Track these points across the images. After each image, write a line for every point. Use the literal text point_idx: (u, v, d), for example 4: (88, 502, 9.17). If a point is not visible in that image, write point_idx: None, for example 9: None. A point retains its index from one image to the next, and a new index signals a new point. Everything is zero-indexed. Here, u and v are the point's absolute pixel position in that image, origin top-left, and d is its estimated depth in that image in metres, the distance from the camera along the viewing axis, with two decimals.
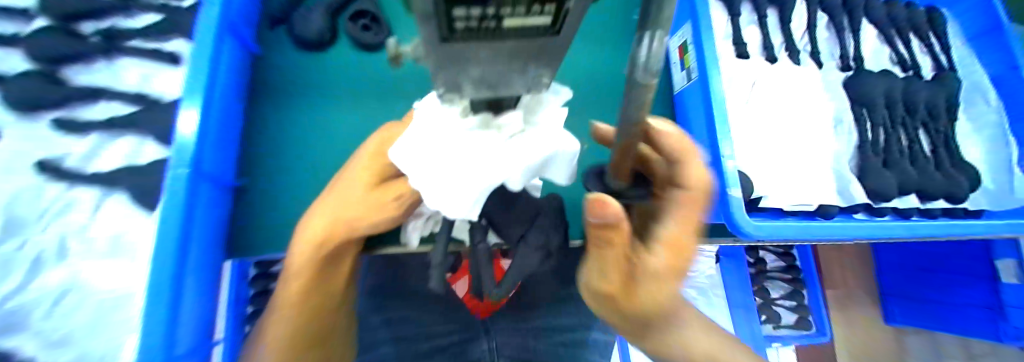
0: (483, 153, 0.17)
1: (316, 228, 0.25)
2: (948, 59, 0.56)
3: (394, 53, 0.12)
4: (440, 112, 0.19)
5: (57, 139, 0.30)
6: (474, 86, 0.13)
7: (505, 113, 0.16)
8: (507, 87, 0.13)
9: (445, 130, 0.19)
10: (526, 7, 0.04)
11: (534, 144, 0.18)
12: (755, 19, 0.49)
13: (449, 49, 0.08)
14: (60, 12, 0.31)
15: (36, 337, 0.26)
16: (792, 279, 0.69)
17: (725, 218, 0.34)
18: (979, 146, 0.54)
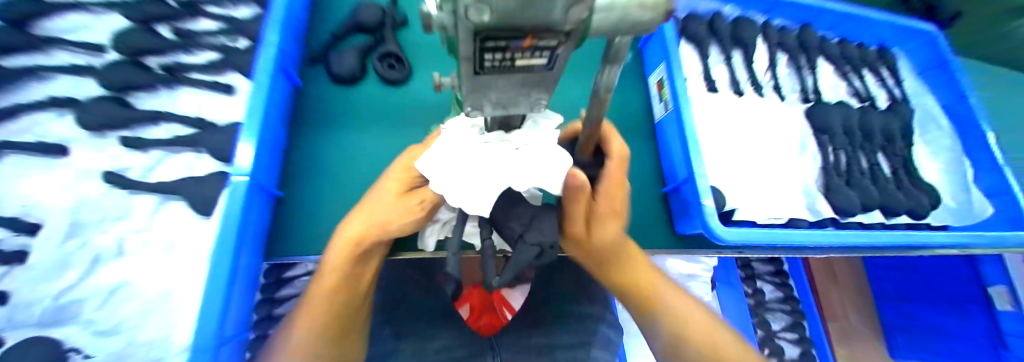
0: (498, 159, 0.22)
1: (354, 229, 0.29)
2: (902, 92, 0.62)
3: (439, 82, 0.18)
4: (462, 129, 0.24)
5: (125, 155, 0.35)
6: (494, 106, 0.18)
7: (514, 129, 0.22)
8: (516, 107, 0.18)
9: (465, 145, 0.23)
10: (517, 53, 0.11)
11: (537, 153, 0.23)
12: (722, 59, 0.57)
13: (480, 76, 0.14)
14: (132, 49, 0.37)
15: (85, 326, 0.30)
16: (791, 311, 0.69)
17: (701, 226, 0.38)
18: (940, 166, 0.59)
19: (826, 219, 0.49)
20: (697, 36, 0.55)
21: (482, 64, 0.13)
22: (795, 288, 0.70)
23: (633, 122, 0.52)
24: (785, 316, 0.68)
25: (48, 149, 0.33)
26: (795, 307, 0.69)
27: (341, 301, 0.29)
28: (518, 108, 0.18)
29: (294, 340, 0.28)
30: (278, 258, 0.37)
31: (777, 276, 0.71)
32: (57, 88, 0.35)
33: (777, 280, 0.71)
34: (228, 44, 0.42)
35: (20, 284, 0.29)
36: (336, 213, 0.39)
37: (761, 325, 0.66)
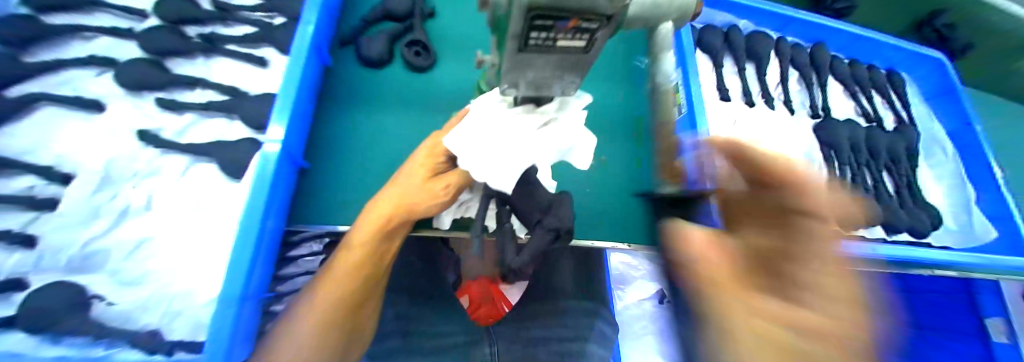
0: (524, 138, 0.23)
1: (387, 205, 0.31)
2: (909, 115, 0.63)
3: (480, 61, 0.23)
4: (494, 106, 0.24)
5: (160, 115, 0.36)
6: (526, 86, 0.20)
7: (543, 105, 0.23)
8: (547, 89, 0.20)
9: (494, 121, 0.24)
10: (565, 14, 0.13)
11: (558, 135, 0.24)
12: (735, 70, 0.58)
13: (523, 52, 0.16)
14: (173, 18, 0.39)
15: (111, 275, 0.30)
16: None
17: None
18: (944, 189, 0.61)
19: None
20: (713, 46, 0.56)
21: (529, 40, 0.15)
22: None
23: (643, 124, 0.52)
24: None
25: (86, 104, 0.34)
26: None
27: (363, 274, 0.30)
28: (554, 89, 0.20)
29: (303, 312, 0.28)
30: (300, 225, 0.38)
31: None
32: (95, 46, 0.37)
33: None
34: (264, 20, 0.42)
35: (52, 230, 0.30)
36: (359, 188, 0.41)
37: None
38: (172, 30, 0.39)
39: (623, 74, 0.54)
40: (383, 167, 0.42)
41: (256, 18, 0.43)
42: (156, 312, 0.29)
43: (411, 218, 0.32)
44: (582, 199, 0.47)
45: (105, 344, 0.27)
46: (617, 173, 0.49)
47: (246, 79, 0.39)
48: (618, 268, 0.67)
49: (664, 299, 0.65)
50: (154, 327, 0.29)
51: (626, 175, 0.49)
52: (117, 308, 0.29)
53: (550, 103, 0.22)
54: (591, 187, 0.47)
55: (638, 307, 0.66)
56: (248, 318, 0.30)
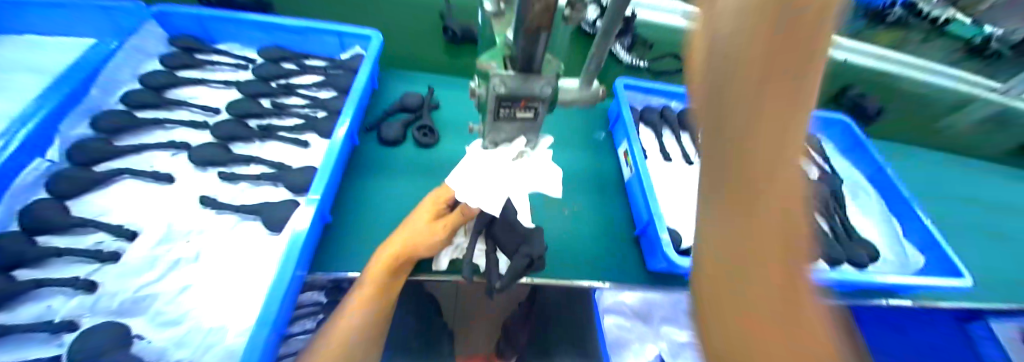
0: (508, 177, 0.33)
1: (394, 246, 0.39)
2: (830, 167, 0.76)
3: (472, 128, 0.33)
4: (482, 163, 0.33)
5: (219, 184, 0.45)
6: (503, 139, 0.32)
7: (516, 140, 0.32)
8: (518, 140, 0.32)
9: (488, 172, 0.33)
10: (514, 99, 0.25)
11: (528, 177, 0.33)
12: (675, 138, 0.69)
13: (498, 123, 0.28)
14: (241, 113, 0.53)
15: (152, 318, 0.34)
16: None
17: (667, 262, 0.46)
18: (877, 226, 0.67)
19: None
20: (654, 122, 0.69)
21: (500, 113, 0.26)
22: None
23: (608, 181, 0.63)
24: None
25: (158, 177, 0.44)
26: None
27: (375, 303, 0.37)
28: (522, 138, 0.32)
29: (322, 343, 0.34)
30: (323, 271, 0.44)
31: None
32: (177, 136, 0.50)
33: None
34: (311, 114, 0.56)
35: (118, 276, 0.36)
36: (371, 241, 0.48)
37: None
38: (237, 122, 0.51)
39: (587, 144, 0.68)
40: (394, 219, 0.50)
41: (305, 113, 0.56)
42: (187, 349, 0.33)
43: (414, 255, 0.39)
44: (558, 243, 0.54)
45: None
46: (588, 219, 0.58)
47: (293, 157, 0.50)
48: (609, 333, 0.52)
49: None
50: (186, 361, 0.32)
51: (594, 223, 0.57)
52: (155, 344, 0.33)
53: (520, 138, 0.32)
54: (571, 232, 0.55)
55: None
56: (273, 351, 0.33)
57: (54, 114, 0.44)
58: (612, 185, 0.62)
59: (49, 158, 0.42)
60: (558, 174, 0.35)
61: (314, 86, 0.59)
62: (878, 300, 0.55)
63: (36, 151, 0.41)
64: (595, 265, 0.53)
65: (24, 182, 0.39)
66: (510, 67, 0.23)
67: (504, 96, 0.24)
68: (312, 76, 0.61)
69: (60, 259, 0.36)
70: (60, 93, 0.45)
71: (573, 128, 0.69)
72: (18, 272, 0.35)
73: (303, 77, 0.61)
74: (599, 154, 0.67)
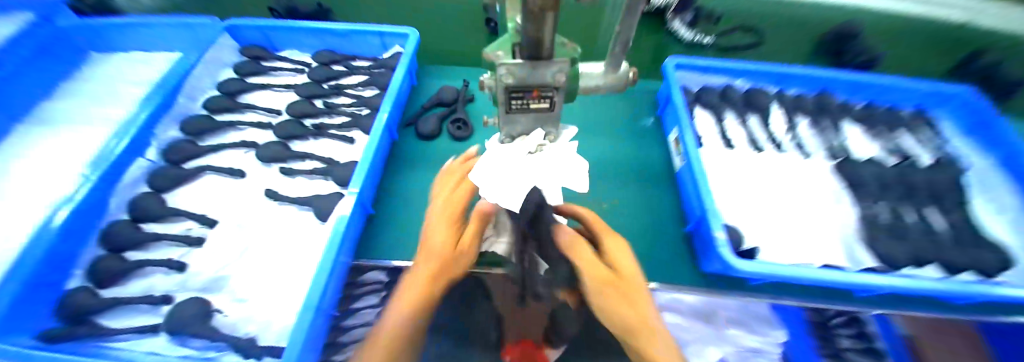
0: (529, 171, 0.31)
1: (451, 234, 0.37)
2: (944, 152, 0.60)
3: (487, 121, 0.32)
4: (504, 155, 0.31)
5: (280, 178, 0.51)
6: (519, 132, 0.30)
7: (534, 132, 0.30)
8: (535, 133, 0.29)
9: (510, 165, 0.31)
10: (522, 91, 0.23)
11: (553, 169, 0.31)
12: (740, 121, 0.60)
13: (510, 116, 0.26)
14: (300, 112, 0.58)
15: (229, 295, 0.41)
16: None
17: (721, 263, 0.38)
18: (1006, 224, 0.50)
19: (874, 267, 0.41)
20: (712, 103, 0.60)
21: (511, 105, 0.25)
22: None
23: (653, 170, 0.56)
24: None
25: (233, 172, 0.52)
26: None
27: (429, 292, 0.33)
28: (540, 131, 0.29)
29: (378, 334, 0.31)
30: (367, 258, 0.46)
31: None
32: (245, 135, 0.58)
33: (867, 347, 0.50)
34: (357, 113, 0.59)
35: (209, 258, 0.44)
36: (411, 232, 0.49)
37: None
38: (296, 121, 0.57)
39: (630, 131, 0.61)
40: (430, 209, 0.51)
41: (351, 111, 0.60)
42: (253, 323, 0.38)
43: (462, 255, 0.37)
44: None
45: (217, 347, 0.37)
46: (632, 213, 0.51)
47: (340, 153, 0.54)
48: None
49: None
50: (252, 333, 0.38)
51: (642, 217, 0.50)
52: (227, 319, 0.39)
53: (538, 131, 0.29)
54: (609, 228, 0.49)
55: None
56: (320, 329, 0.37)
57: (153, 119, 0.52)
58: (659, 175, 0.55)
59: (148, 159, 0.50)
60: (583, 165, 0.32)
61: (360, 85, 0.63)
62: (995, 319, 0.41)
63: (139, 153, 0.49)
64: (642, 261, 0.46)
65: (133, 178, 0.48)
66: (517, 56, 0.21)
67: (512, 88, 0.23)
68: (358, 76, 0.65)
69: (158, 242, 0.45)
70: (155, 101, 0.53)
71: (615, 113, 0.63)
72: (129, 253, 0.44)
73: (351, 78, 0.65)
74: (644, 141, 0.60)
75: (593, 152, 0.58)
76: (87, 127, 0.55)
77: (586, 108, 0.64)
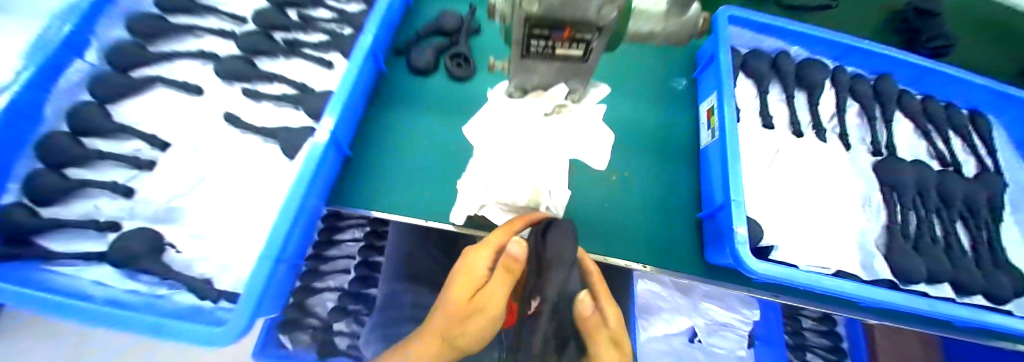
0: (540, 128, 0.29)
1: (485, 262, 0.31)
2: (996, 163, 0.52)
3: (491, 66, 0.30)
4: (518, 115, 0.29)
5: (243, 102, 0.44)
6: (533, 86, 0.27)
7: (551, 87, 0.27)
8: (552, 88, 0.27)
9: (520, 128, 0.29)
10: (546, 32, 0.16)
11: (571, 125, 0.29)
12: (783, 98, 0.52)
13: (527, 63, 0.20)
14: (265, 23, 0.47)
15: (185, 230, 0.37)
16: None
17: (733, 261, 0.33)
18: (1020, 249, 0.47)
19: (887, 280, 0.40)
20: (759, 71, 0.51)
21: (530, 46, 0.18)
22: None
23: (675, 143, 0.49)
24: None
25: (187, 87, 0.44)
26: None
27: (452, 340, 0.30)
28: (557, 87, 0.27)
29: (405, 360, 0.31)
30: (340, 206, 0.41)
31: (832, 353, 0.65)
32: (204, 45, 0.48)
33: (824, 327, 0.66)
34: (336, 31, 0.49)
35: (159, 186, 0.39)
36: (396, 181, 0.43)
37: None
38: (263, 33, 0.47)
39: (657, 94, 0.52)
40: (418, 156, 0.45)
41: (330, 28, 0.49)
42: (209, 264, 0.35)
43: (497, 282, 0.29)
44: (592, 211, 0.43)
45: (168, 285, 0.34)
46: (643, 191, 0.45)
47: (316, 79, 0.46)
48: (646, 298, 0.66)
49: (698, 337, 0.66)
50: (211, 276, 0.35)
51: (653, 196, 0.45)
52: (183, 258, 0.36)
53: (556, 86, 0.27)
54: (614, 203, 0.44)
55: (664, 342, 0.66)
56: (284, 278, 0.34)
57: (94, 12, 0.41)
58: (680, 149, 0.48)
59: (87, 60, 0.41)
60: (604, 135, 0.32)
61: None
62: (954, 337, 0.42)
63: (75, 51, 0.40)
64: (644, 245, 0.42)
65: (70, 82, 0.39)
66: None
67: (533, 20, 0.16)
68: None
69: (103, 161, 0.39)
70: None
71: (643, 69, 0.54)
72: (69, 170, 0.38)
73: None
74: (670, 108, 0.51)
75: (612, 113, 0.50)
76: (11, 14, 0.46)
77: (611, 59, 0.54)
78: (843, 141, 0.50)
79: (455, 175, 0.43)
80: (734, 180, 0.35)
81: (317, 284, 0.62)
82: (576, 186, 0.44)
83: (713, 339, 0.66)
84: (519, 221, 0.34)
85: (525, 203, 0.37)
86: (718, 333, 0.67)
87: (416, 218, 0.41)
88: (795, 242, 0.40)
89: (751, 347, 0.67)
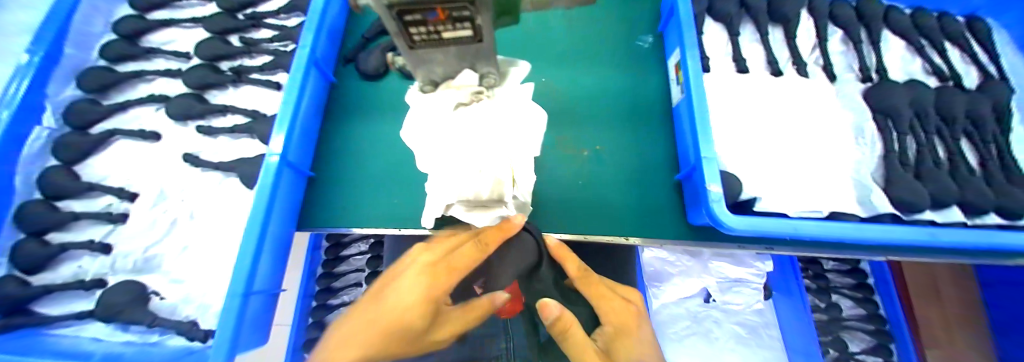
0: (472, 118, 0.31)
1: (454, 239, 0.28)
2: (1001, 70, 0.47)
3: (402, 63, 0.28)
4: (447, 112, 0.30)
5: (200, 139, 0.44)
6: (443, 76, 0.27)
7: (463, 77, 0.27)
8: (463, 79, 0.27)
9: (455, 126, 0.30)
10: (418, 17, 0.15)
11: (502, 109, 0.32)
12: (757, 38, 0.48)
13: (421, 50, 0.18)
14: (208, 55, 0.47)
15: (162, 275, 0.37)
16: (863, 299, 0.64)
17: (709, 218, 0.31)
18: None
19: (886, 214, 0.37)
20: (726, 13, 0.47)
21: (413, 36, 0.16)
22: (881, 305, 0.63)
23: (645, 104, 0.46)
24: (869, 338, 0.63)
25: (145, 135, 0.43)
26: (880, 326, 0.62)
27: (392, 332, 0.20)
28: (469, 73, 0.26)
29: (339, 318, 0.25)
30: (313, 226, 0.41)
31: (857, 290, 0.65)
32: (155, 88, 0.48)
33: (846, 267, 0.67)
34: (281, 49, 0.49)
35: (130, 236, 0.39)
36: (362, 193, 0.42)
37: (835, 342, 0.63)
38: (207, 66, 0.47)
39: (622, 58, 0.49)
40: (382, 164, 0.44)
41: (273, 49, 0.48)
42: (192, 306, 0.36)
43: (464, 254, 0.26)
44: (565, 191, 0.42)
45: (158, 331, 0.35)
46: (617, 162, 0.43)
47: (268, 103, 0.46)
48: (651, 264, 0.65)
49: (712, 297, 0.65)
50: (194, 317, 0.35)
51: (627, 165, 0.43)
52: (167, 302, 0.36)
53: (468, 76, 0.26)
54: (587, 178, 0.42)
55: (677, 306, 0.66)
56: (260, 308, 0.34)
57: (42, 75, 0.41)
58: (652, 111, 0.46)
59: (45, 125, 0.41)
60: (542, 116, 0.33)
61: (280, 13, 0.50)
62: (977, 260, 0.39)
63: (32, 117, 0.40)
64: (626, 217, 0.40)
65: (32, 150, 0.39)
66: None
67: (400, 7, 0.13)
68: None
69: (79, 221, 0.39)
70: (37, 50, 0.41)
71: (606, 30, 0.51)
72: (51, 235, 0.39)
73: (271, 3, 0.52)
74: (637, 69, 0.49)
75: (576, 85, 0.48)
76: None
77: (569, 27, 0.51)
78: (827, 73, 0.47)
79: (420, 176, 0.43)
80: (702, 135, 0.33)
81: (332, 301, 0.65)
82: (544, 169, 0.43)
83: (729, 296, 0.65)
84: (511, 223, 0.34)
85: (487, 196, 0.29)
86: (732, 290, 0.65)
87: (387, 228, 0.40)
88: (778, 189, 0.38)
89: (769, 299, 0.66)
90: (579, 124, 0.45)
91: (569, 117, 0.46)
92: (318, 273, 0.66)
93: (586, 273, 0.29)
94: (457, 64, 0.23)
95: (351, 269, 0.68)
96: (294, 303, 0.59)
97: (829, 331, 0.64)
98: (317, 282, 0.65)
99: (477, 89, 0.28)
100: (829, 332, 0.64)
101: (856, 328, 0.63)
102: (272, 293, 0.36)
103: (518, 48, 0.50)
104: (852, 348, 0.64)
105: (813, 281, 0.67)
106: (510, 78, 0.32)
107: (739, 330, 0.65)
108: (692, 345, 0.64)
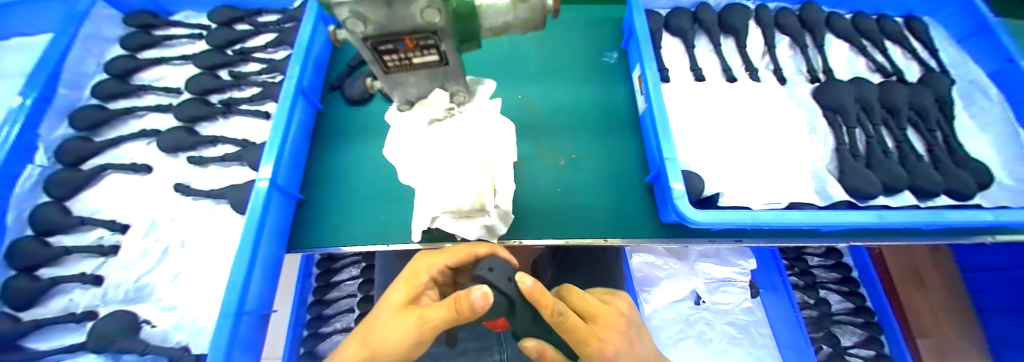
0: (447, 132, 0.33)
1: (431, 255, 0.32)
2: (939, 63, 0.53)
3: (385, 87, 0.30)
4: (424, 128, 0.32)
5: (192, 170, 0.45)
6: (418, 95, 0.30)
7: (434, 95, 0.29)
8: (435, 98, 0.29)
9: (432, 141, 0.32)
10: (389, 47, 0.17)
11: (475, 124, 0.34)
12: (712, 48, 0.53)
13: (398, 74, 0.21)
14: (198, 89, 0.49)
15: (152, 304, 0.38)
16: (850, 292, 0.66)
17: (677, 216, 0.33)
18: (988, 142, 0.47)
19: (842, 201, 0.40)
20: (682, 28, 0.52)
21: (388, 62, 0.19)
22: (868, 297, 0.64)
23: (616, 112, 0.50)
24: (859, 331, 0.65)
25: (137, 168, 0.45)
26: (869, 319, 0.63)
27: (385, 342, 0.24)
28: (439, 92, 0.28)
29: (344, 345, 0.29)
30: (304, 247, 0.42)
31: (843, 284, 0.67)
32: (146, 123, 0.49)
33: (830, 262, 0.70)
34: (269, 81, 0.51)
35: (119, 268, 0.39)
36: (350, 212, 0.44)
37: (826, 338, 0.64)
38: (198, 99, 0.49)
39: (594, 72, 0.53)
40: (369, 184, 0.46)
41: (262, 80, 0.51)
42: (184, 332, 0.36)
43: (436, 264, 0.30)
44: (546, 198, 0.44)
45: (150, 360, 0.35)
46: (593, 168, 0.46)
47: (257, 132, 0.48)
48: (640, 269, 0.66)
49: (701, 298, 0.67)
50: (186, 343, 0.36)
51: (603, 171, 0.46)
52: (158, 330, 0.36)
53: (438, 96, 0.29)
54: (566, 186, 0.45)
55: (669, 311, 0.67)
56: (250, 329, 0.35)
57: (34, 116, 0.42)
58: (622, 119, 0.49)
59: (37, 163, 0.42)
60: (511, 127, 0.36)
61: (269, 48, 0.54)
62: (932, 240, 0.42)
63: (23, 157, 0.41)
64: (607, 219, 0.42)
65: (23, 189, 0.40)
66: None
67: (374, 39, 0.16)
68: (266, 35, 0.55)
69: (70, 256, 0.40)
70: (30, 93, 0.42)
71: (574, 48, 0.55)
72: (41, 272, 0.39)
73: (258, 39, 0.55)
74: (604, 83, 0.52)
75: (552, 99, 0.51)
76: None
77: (543, 47, 0.55)
78: (778, 76, 0.51)
79: (405, 192, 0.45)
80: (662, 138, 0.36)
81: (324, 329, 0.64)
82: (525, 180, 0.45)
83: (716, 296, 0.67)
84: (484, 247, 0.31)
85: (470, 206, 0.31)
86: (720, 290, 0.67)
87: (374, 245, 0.41)
88: (739, 185, 0.42)
89: (756, 297, 0.68)
90: (557, 134, 0.49)
91: (543, 130, 0.49)
92: (309, 301, 0.66)
93: (560, 316, 0.24)
94: (429, 85, 0.26)
95: (343, 294, 0.68)
96: (287, 330, 0.59)
97: (821, 327, 0.65)
98: (308, 309, 0.65)
99: (449, 105, 0.30)
100: (820, 328, 0.65)
101: (845, 322, 0.65)
102: (263, 315, 0.37)
103: (498, 67, 0.54)
104: (844, 343, 0.65)
105: (798, 276, 0.69)
106: (479, 95, 0.34)
107: (732, 330, 0.66)
108: (687, 349, 0.64)
